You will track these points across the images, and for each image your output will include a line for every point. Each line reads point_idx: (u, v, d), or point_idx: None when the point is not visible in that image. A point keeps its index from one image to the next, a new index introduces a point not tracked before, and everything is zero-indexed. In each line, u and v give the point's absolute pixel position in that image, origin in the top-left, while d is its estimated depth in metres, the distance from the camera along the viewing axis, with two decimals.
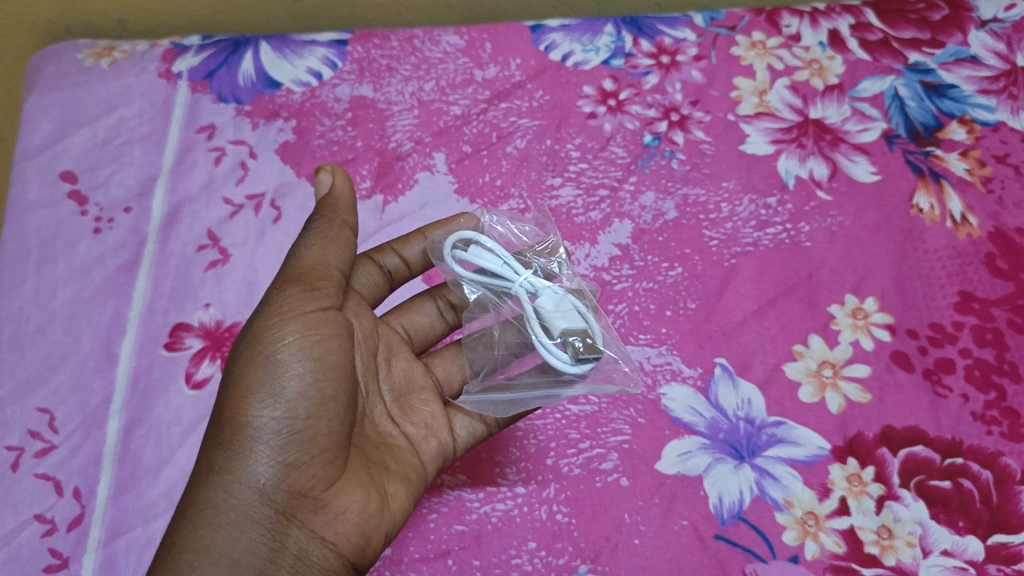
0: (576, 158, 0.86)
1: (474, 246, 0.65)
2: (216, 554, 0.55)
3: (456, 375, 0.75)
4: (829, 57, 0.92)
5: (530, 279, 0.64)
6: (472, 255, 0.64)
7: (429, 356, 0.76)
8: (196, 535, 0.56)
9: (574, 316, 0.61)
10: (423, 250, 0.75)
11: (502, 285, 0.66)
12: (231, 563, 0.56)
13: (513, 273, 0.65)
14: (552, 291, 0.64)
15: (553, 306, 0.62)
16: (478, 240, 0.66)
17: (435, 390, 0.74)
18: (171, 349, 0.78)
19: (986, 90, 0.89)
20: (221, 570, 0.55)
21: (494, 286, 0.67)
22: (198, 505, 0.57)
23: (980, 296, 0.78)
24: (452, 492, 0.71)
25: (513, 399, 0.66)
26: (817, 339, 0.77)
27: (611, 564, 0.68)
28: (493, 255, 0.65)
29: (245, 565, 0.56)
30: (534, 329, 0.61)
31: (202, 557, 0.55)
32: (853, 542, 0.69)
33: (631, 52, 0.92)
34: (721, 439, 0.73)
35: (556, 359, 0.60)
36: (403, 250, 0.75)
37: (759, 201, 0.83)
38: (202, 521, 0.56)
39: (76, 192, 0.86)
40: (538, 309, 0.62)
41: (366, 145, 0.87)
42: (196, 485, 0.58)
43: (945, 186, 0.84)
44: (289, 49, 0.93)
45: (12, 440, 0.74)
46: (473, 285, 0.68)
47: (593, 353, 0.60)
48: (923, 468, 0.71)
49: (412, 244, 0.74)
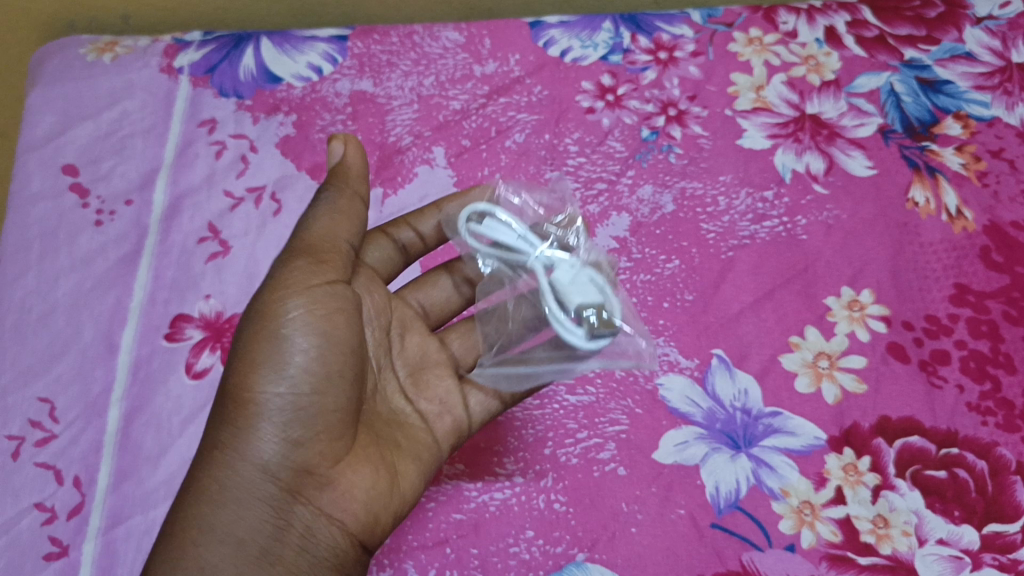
0: (575, 152, 0.86)
1: (490, 220, 0.70)
2: (220, 531, 0.56)
3: (473, 350, 0.75)
4: (826, 53, 0.93)
5: (545, 253, 0.69)
6: (489, 228, 0.69)
7: (444, 332, 0.76)
8: (199, 511, 0.57)
9: (589, 292, 0.66)
10: (437, 224, 0.77)
11: (518, 259, 0.70)
12: (234, 543, 0.56)
13: (528, 246, 0.69)
14: (565, 266, 0.68)
15: (569, 280, 0.67)
16: (494, 214, 0.70)
17: (452, 364, 0.74)
18: (171, 340, 0.79)
19: (981, 86, 0.90)
20: (223, 548, 0.55)
21: (511, 262, 0.71)
22: (203, 481, 0.58)
23: (975, 289, 0.79)
24: (450, 481, 0.72)
25: (530, 372, 0.70)
26: (813, 331, 0.77)
27: (608, 552, 0.69)
28: (509, 230, 0.69)
29: (249, 544, 0.56)
30: (548, 301, 0.66)
31: (205, 535, 0.56)
32: (848, 531, 0.69)
33: (629, 48, 0.93)
34: (717, 429, 0.73)
35: (572, 332, 0.64)
36: (419, 225, 0.77)
37: (755, 194, 0.84)
38: (208, 497, 0.57)
39: (77, 185, 0.87)
40: (553, 282, 0.67)
41: (366, 139, 0.87)
42: (202, 460, 0.59)
43: (940, 180, 0.84)
44: (291, 44, 0.94)
45: (13, 429, 0.75)
46: (489, 260, 0.73)
47: (608, 330, 0.65)
48: (919, 458, 0.72)
49: (428, 218, 0.77)
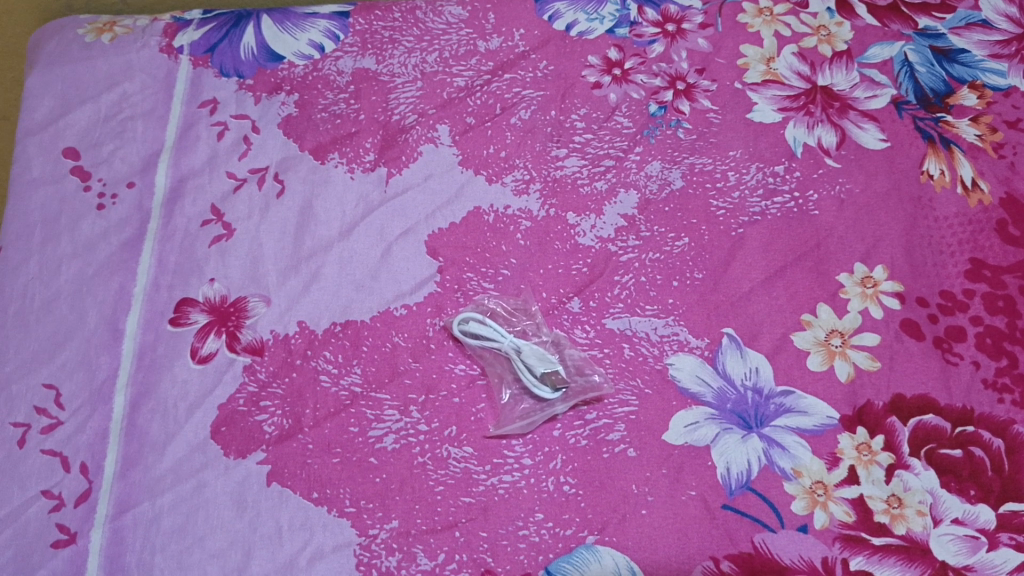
0: (581, 129, 0.85)
1: (480, 322, 0.73)
2: (228, 478, 0.72)
3: (507, 374, 0.74)
4: (837, 23, 0.90)
5: (514, 342, 0.72)
6: (480, 321, 0.73)
7: (481, 355, 0.75)
8: (206, 467, 0.72)
9: (551, 360, 0.72)
10: (449, 239, 0.80)
11: (495, 333, 0.72)
12: (236, 487, 0.71)
13: (503, 333, 0.72)
14: (532, 349, 0.72)
15: (536, 351, 0.72)
16: (486, 323, 0.73)
17: (489, 376, 0.74)
18: (176, 325, 0.78)
19: (997, 54, 0.88)
20: (232, 490, 0.71)
21: (489, 338, 0.73)
22: (204, 443, 0.73)
23: (992, 264, 0.77)
24: (458, 464, 0.71)
25: (538, 407, 0.72)
26: (825, 308, 0.76)
27: (618, 535, 0.68)
28: (493, 330, 0.73)
29: (248, 487, 0.71)
30: (522, 365, 0.72)
31: (214, 485, 0.72)
32: (862, 512, 0.68)
33: (636, 21, 0.91)
34: (728, 409, 0.72)
35: (542, 391, 0.71)
36: (436, 242, 0.80)
37: (766, 169, 0.82)
38: (213, 456, 0.73)
39: (78, 169, 0.86)
40: (523, 360, 0.72)
41: (369, 118, 0.86)
42: (200, 425, 0.74)
43: (956, 152, 0.82)
44: (291, 22, 0.93)
45: (19, 417, 0.75)
46: (481, 341, 0.73)
47: (565, 383, 0.72)
48: (934, 436, 0.71)
49: (446, 236, 0.80)
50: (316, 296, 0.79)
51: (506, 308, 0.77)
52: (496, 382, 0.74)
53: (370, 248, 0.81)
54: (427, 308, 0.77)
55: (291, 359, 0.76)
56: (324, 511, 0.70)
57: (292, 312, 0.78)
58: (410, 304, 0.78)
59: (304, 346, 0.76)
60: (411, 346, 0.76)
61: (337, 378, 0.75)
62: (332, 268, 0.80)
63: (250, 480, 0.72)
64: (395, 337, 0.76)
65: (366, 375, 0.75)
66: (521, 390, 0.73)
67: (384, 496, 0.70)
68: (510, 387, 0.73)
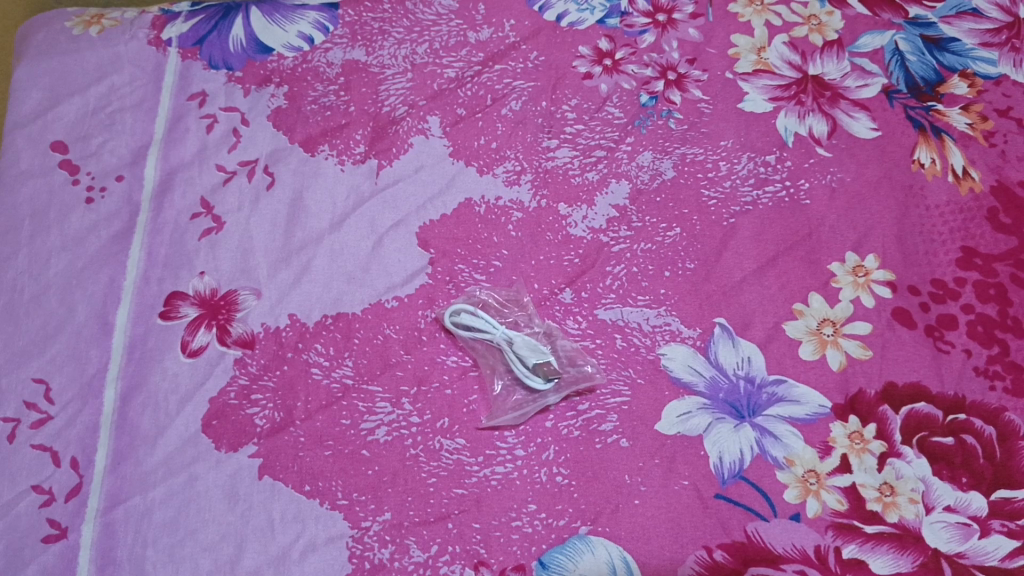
0: (572, 119, 0.85)
1: (472, 315, 0.73)
2: (218, 472, 0.71)
3: (499, 364, 0.73)
4: (828, 13, 0.90)
5: (507, 334, 0.72)
6: (473, 316, 0.72)
7: (472, 346, 0.74)
8: (197, 461, 0.72)
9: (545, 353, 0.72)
10: (439, 231, 0.80)
11: (485, 325, 0.72)
12: (227, 481, 0.71)
13: (495, 325, 0.72)
14: (527, 341, 0.72)
15: (529, 345, 0.71)
16: (477, 316, 0.73)
17: (479, 367, 0.74)
18: (166, 318, 0.78)
19: (988, 43, 0.88)
20: (222, 484, 0.71)
21: (480, 331, 0.72)
22: (195, 437, 0.73)
23: (983, 252, 0.77)
24: (451, 455, 0.71)
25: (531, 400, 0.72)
26: (817, 297, 0.76)
27: (612, 525, 0.68)
28: (485, 322, 0.72)
29: (239, 481, 0.71)
30: (516, 360, 0.71)
31: (204, 479, 0.71)
32: (854, 500, 0.68)
33: (627, 11, 0.91)
34: (721, 399, 0.72)
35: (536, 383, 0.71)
36: (427, 233, 0.80)
37: (757, 158, 0.82)
38: (203, 449, 0.72)
39: (67, 162, 0.85)
40: (517, 353, 0.71)
41: (359, 110, 0.86)
42: (191, 419, 0.73)
43: (947, 141, 0.82)
44: (280, 13, 0.92)
45: (8, 411, 0.74)
46: (472, 334, 0.73)
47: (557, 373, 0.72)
48: (926, 424, 0.71)
49: (437, 227, 0.80)
50: (307, 289, 0.78)
51: (495, 295, 0.77)
52: (488, 373, 0.73)
53: (360, 241, 0.80)
54: (418, 300, 0.77)
55: (282, 352, 0.75)
56: (317, 503, 0.70)
57: (283, 304, 0.77)
58: (401, 295, 0.77)
59: (296, 338, 0.76)
60: (402, 338, 0.76)
61: (329, 371, 0.74)
62: (322, 260, 0.79)
63: (241, 473, 0.71)
64: (387, 329, 0.76)
65: (358, 367, 0.74)
66: (513, 381, 0.73)
67: (377, 487, 0.70)
68: (502, 377, 0.73)
